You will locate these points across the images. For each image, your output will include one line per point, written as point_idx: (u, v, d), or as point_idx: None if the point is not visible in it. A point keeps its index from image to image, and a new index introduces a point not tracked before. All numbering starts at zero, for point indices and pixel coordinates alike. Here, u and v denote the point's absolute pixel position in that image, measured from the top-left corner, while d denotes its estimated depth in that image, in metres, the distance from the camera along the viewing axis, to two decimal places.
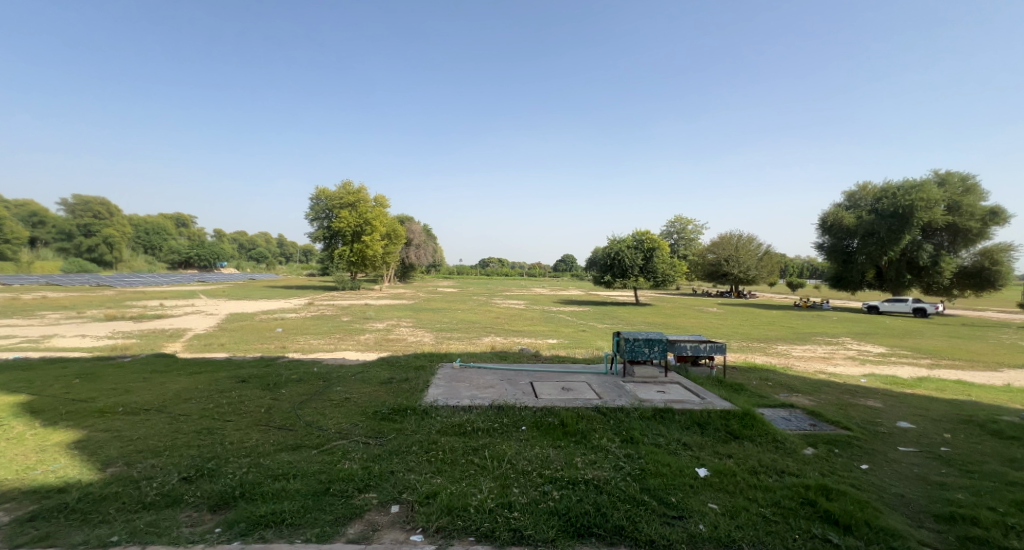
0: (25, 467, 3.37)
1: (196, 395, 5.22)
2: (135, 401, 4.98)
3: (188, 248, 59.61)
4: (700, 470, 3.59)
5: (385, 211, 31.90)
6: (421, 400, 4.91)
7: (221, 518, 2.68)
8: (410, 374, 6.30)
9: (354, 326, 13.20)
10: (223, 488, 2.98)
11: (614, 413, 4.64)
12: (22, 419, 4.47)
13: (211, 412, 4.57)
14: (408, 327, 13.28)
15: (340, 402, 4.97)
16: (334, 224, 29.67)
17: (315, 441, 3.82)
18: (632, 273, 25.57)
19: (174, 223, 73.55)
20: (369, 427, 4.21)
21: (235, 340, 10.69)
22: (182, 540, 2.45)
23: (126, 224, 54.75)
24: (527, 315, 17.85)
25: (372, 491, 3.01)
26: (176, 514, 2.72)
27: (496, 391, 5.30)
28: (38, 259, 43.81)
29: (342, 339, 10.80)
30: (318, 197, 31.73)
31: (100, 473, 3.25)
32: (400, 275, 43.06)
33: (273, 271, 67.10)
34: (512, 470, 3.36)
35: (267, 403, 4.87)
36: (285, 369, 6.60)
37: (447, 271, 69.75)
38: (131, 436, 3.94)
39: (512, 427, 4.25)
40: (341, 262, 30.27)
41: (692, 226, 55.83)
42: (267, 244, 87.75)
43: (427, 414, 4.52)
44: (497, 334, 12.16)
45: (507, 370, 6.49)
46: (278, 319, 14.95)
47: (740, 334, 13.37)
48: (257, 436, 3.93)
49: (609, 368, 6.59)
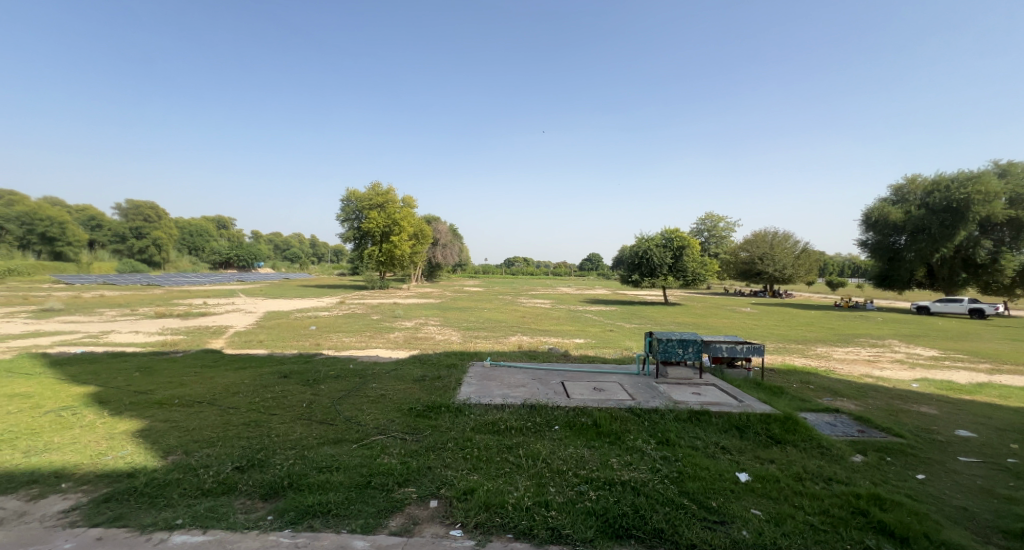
0: (97, 453, 3.65)
1: (243, 389, 5.50)
2: (189, 394, 5.30)
3: (229, 249, 62.64)
4: (741, 474, 3.49)
5: (413, 211, 32.46)
6: (455, 398, 4.99)
7: (272, 507, 2.82)
8: (442, 372, 6.41)
9: (384, 325, 13.53)
10: (272, 477, 3.14)
11: (649, 415, 4.57)
12: (91, 409, 4.83)
13: (257, 405, 4.80)
14: (436, 325, 13.47)
15: (376, 399, 5.11)
16: (364, 225, 30.42)
17: (355, 436, 3.96)
18: (660, 272, 25.03)
19: (216, 225, 77.24)
20: (405, 423, 4.32)
21: (273, 337, 11.17)
22: (238, 526, 2.60)
23: (172, 227, 58.11)
24: (554, 314, 17.76)
25: (412, 485, 3.09)
26: (231, 501, 2.88)
27: (527, 390, 5.32)
28: (96, 261, 47.24)
29: (372, 337, 11.09)
30: (349, 199, 32.63)
31: (162, 460, 3.49)
32: (427, 274, 43.76)
33: (307, 271, 69.59)
34: (548, 469, 3.37)
35: (308, 398, 5.07)
36: (323, 365, 6.86)
37: (473, 270, 70.35)
38: (188, 426, 4.19)
39: (545, 427, 4.26)
40: (371, 262, 31.03)
41: (723, 223, 54.08)
42: (302, 245, 91.04)
43: (461, 412, 4.60)
44: (524, 333, 12.16)
45: (538, 369, 6.50)
46: (312, 318, 15.49)
47: (776, 335, 12.88)
48: (300, 429, 4.10)
49: (641, 368, 6.49)
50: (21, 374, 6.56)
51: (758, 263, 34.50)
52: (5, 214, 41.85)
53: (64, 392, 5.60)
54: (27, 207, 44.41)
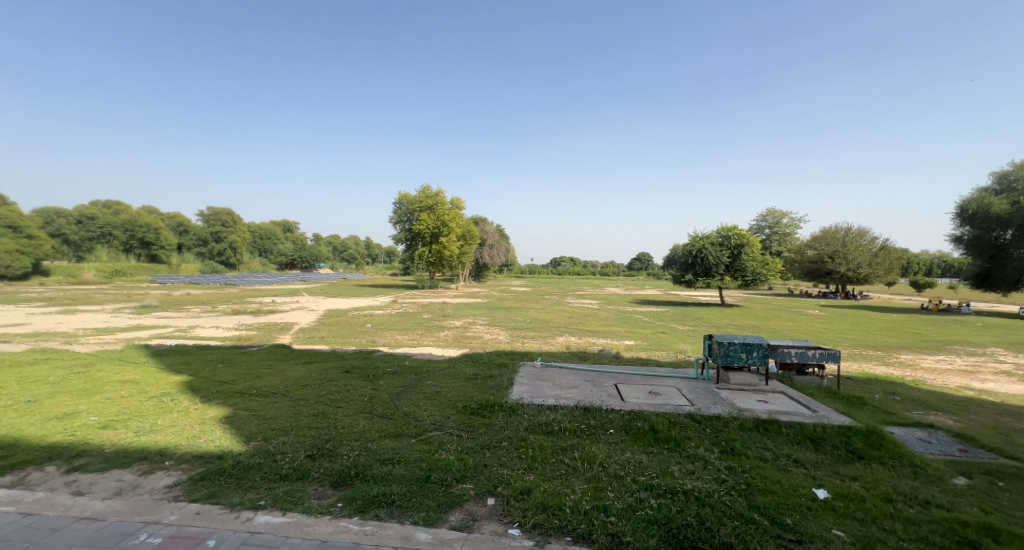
0: (191, 436, 4.05)
1: (311, 382, 5.88)
2: (264, 385, 5.75)
3: (294, 251, 67.24)
4: (819, 491, 3.25)
5: (461, 213, 33.10)
6: (508, 397, 5.04)
7: (341, 495, 3.00)
8: (494, 371, 6.50)
9: (434, 323, 13.92)
10: (340, 467, 3.33)
11: (711, 422, 4.37)
12: (185, 396, 5.38)
13: (323, 398, 5.12)
14: (484, 325, 13.66)
15: (432, 395, 5.28)
16: (415, 227, 31.43)
17: (414, 431, 4.11)
18: (716, 272, 23.81)
19: (282, 229, 83.12)
20: (461, 420, 4.42)
21: (333, 334, 11.83)
22: (313, 510, 2.79)
23: (246, 231, 63.31)
24: (602, 315, 17.44)
25: (469, 482, 3.16)
26: (306, 487, 3.10)
27: (580, 392, 5.26)
28: (182, 262, 52.56)
29: (424, 335, 11.45)
30: (401, 202, 33.86)
31: (245, 445, 3.81)
32: (475, 274, 44.50)
33: (363, 271, 73.17)
34: (605, 474, 3.32)
35: (369, 393, 5.33)
36: (381, 362, 7.18)
37: (521, 270, 70.70)
38: (265, 415, 4.55)
39: (600, 430, 4.20)
40: (421, 263, 32.02)
41: (787, 219, 50.56)
42: (359, 247, 95.80)
43: (514, 411, 4.64)
44: (573, 334, 12.05)
45: (591, 371, 6.42)
46: (368, 316, 16.26)
47: (850, 341, 11.84)
48: (363, 422, 4.32)
49: (701, 373, 6.21)
50: (127, 362, 7.44)
51: (828, 261, 31.91)
52: (111, 222, 47.75)
53: (163, 379, 6.29)
54: (128, 215, 50.34)
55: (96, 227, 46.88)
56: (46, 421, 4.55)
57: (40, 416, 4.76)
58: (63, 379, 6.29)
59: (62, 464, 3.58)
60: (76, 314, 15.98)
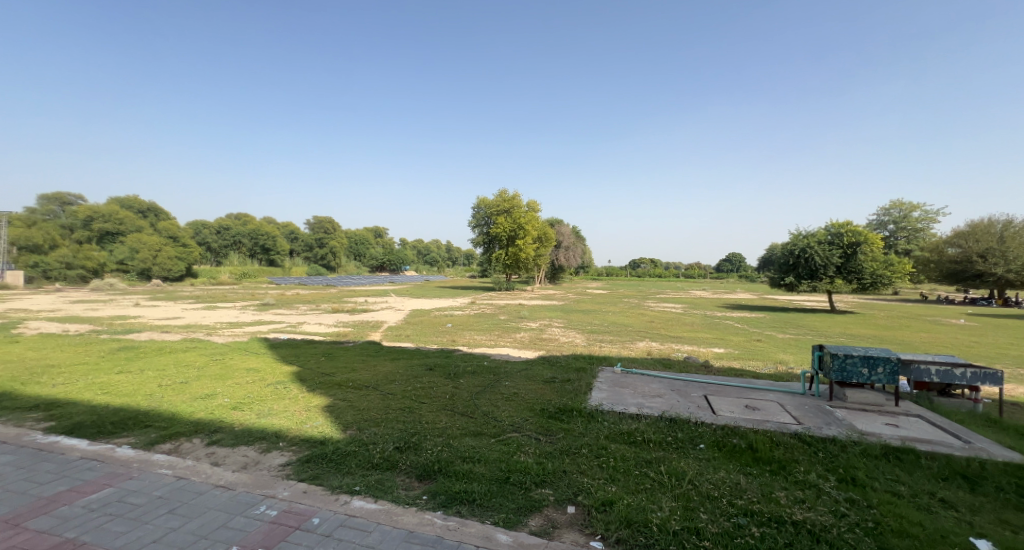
0: (299, 421, 4.53)
1: (398, 377, 6.27)
2: (359, 378, 6.25)
3: (384, 255, 72.49)
4: (975, 540, 2.73)
5: (537, 215, 33.30)
6: (587, 403, 4.96)
7: (426, 488, 3.15)
8: (572, 375, 6.44)
9: (511, 325, 14.14)
10: (426, 460, 3.51)
11: (823, 446, 3.90)
12: (295, 384, 6.04)
13: (409, 393, 5.43)
14: (560, 327, 13.57)
15: (510, 396, 5.35)
16: (492, 231, 32.22)
17: (493, 431, 4.20)
18: (824, 274, 21.33)
19: (374, 235, 90.06)
20: (539, 423, 4.43)
21: (418, 332, 12.52)
22: (401, 500, 2.97)
23: (343, 237, 69.63)
24: (687, 319, 16.44)
25: (548, 487, 3.15)
26: (394, 477, 3.31)
27: (666, 402, 5.01)
28: (292, 265, 59.32)
29: (501, 336, 11.66)
30: (478, 206, 34.93)
31: (342, 433, 4.16)
32: (551, 276, 44.55)
33: (445, 273, 76.65)
34: (695, 492, 3.12)
35: (450, 391, 5.55)
36: (462, 361, 7.44)
37: (598, 272, 69.29)
38: (360, 407, 4.94)
39: (689, 444, 3.94)
40: (498, 265, 32.76)
41: (920, 213, 43.73)
42: (441, 250, 100.64)
43: (593, 418, 4.55)
44: (655, 339, 11.51)
45: (676, 379, 6.09)
46: (449, 316, 16.97)
47: (1002, 358, 9.89)
48: (445, 419, 4.51)
49: (810, 389, 5.58)
50: (251, 353, 8.56)
51: (975, 262, 27.04)
52: (241, 231, 57.10)
53: (278, 369, 7.14)
54: (253, 225, 58.81)
55: (230, 237, 56.88)
56: (192, 400, 5.39)
57: (188, 394, 5.65)
58: (203, 365, 7.41)
59: (202, 438, 4.20)
60: (212, 310, 18.80)
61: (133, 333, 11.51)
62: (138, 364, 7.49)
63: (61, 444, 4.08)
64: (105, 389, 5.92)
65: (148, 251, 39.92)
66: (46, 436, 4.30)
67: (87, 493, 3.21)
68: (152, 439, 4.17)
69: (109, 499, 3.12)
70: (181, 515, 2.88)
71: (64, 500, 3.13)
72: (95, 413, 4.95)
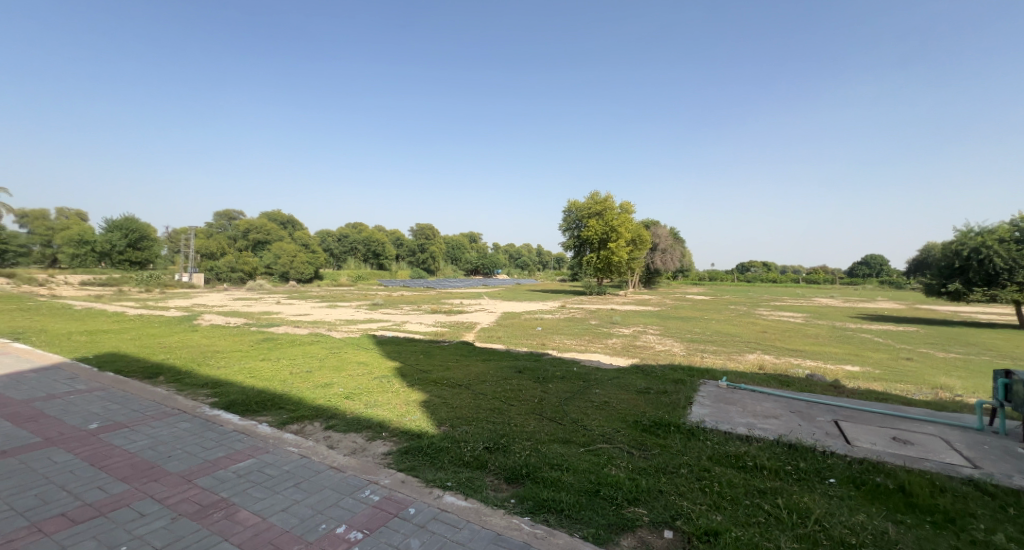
0: (400, 414, 4.86)
1: (490, 378, 6.43)
2: (453, 377, 6.53)
3: (478, 259, 75.48)
4: None
5: (630, 217, 32.12)
6: (686, 419, 4.60)
7: (514, 491, 3.16)
8: (669, 386, 6.05)
9: (603, 330, 13.75)
10: (514, 463, 3.53)
11: (1008, 499, 3.13)
12: (397, 379, 6.52)
13: (500, 395, 5.53)
14: (656, 334, 12.86)
15: (601, 405, 5.18)
16: (584, 234, 31.80)
17: (582, 439, 4.09)
18: (1007, 280, 17.43)
19: (469, 240, 94.23)
20: (632, 436, 4.21)
21: (508, 335, 12.77)
22: (490, 501, 3.01)
23: (442, 242, 73.93)
24: (808, 331, 14.50)
25: (642, 507, 2.97)
26: (484, 477, 3.37)
27: (782, 425, 4.45)
28: (397, 269, 64.52)
29: (592, 342, 11.39)
30: (569, 209, 34.74)
31: (437, 429, 4.37)
32: (646, 281, 42.62)
33: (536, 277, 77.37)
34: (821, 535, 2.70)
35: (539, 395, 5.54)
36: (551, 365, 7.40)
37: (700, 277, 64.60)
38: (454, 404, 5.15)
39: (812, 477, 3.45)
40: (589, 269, 32.23)
41: None
42: (532, 253, 101.91)
43: (694, 436, 4.20)
44: (768, 352, 10.32)
45: (795, 400, 5.38)
46: (539, 319, 17.06)
47: None
48: (534, 423, 4.50)
49: (985, 423, 4.54)
50: (362, 348, 9.44)
51: None
52: (357, 239, 64.00)
53: (383, 364, 7.76)
54: (366, 233, 65.55)
55: (348, 243, 64.07)
56: (314, 387, 6.09)
57: (311, 382, 6.40)
58: (324, 357, 8.35)
59: (321, 422, 4.71)
60: (332, 309, 21.18)
61: (272, 326, 13.41)
62: (274, 353, 8.69)
63: (218, 416, 4.88)
64: (250, 373, 6.96)
65: (287, 258, 46.28)
66: (209, 409, 5.17)
67: (236, 461, 3.78)
68: (284, 419, 4.79)
69: (251, 468, 3.64)
70: (303, 489, 3.25)
71: (220, 465, 3.72)
72: (242, 393, 5.84)
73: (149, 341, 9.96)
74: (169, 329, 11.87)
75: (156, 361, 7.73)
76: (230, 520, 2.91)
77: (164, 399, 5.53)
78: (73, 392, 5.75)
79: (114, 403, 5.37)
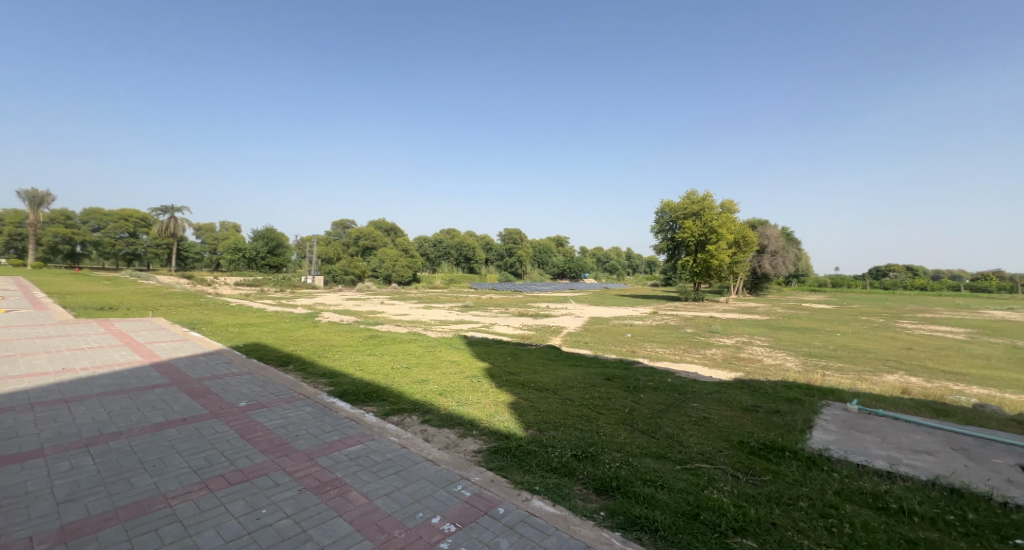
0: (490, 413, 4.98)
1: (577, 384, 6.32)
2: (540, 381, 6.54)
3: (565, 263, 75.14)
4: None
5: (733, 216, 29.60)
6: (805, 446, 4.08)
7: (604, 504, 3.06)
8: (780, 406, 5.42)
9: (700, 339, 12.80)
10: (603, 474, 3.42)
11: None
12: (487, 379, 6.71)
13: (588, 402, 5.41)
14: (763, 346, 11.63)
15: (699, 421, 4.81)
16: (678, 235, 30.04)
17: (679, 456, 3.83)
18: None
19: (556, 243, 94.13)
20: (737, 458, 3.84)
21: (596, 340, 12.46)
22: (578, 511, 2.94)
23: (529, 246, 74.94)
24: (968, 350, 12.00)
25: (750, 539, 2.68)
26: (572, 485, 3.31)
27: (938, 464, 3.72)
28: (486, 273, 66.76)
29: (688, 351, 10.66)
30: (662, 210, 33.14)
31: (525, 432, 4.39)
32: (751, 286, 38.88)
33: (625, 281, 74.76)
34: None
35: (630, 405, 5.32)
36: (643, 375, 7.06)
37: (816, 283, 57.28)
38: (541, 408, 5.15)
39: (982, 532, 2.82)
40: (685, 273, 30.32)
41: None
42: (621, 257, 98.72)
43: (816, 467, 3.70)
44: (908, 372, 8.77)
45: (957, 435, 4.47)
46: (629, 326, 16.42)
47: None
48: (625, 434, 4.32)
49: None
50: (454, 348, 9.89)
51: None
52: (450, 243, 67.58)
53: (474, 364, 8.05)
54: (458, 238, 69.12)
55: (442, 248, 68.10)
56: (412, 383, 6.51)
57: (410, 378, 6.86)
58: (421, 354, 8.91)
59: (419, 416, 5.01)
60: (429, 309, 22.57)
61: (377, 325, 14.68)
62: (379, 349, 9.47)
63: (334, 403, 5.45)
64: (358, 367, 7.67)
65: (389, 263, 50.69)
66: (327, 396, 5.80)
67: (347, 445, 4.18)
68: (387, 411, 5.18)
69: (360, 453, 4.00)
70: (403, 477, 3.48)
71: (335, 447, 4.14)
72: (351, 384, 6.45)
73: (280, 334, 11.50)
74: (295, 324, 13.59)
75: (285, 352, 8.89)
76: (343, 497, 3.21)
77: (293, 385, 6.33)
78: (225, 375, 6.84)
79: (255, 386, 6.27)
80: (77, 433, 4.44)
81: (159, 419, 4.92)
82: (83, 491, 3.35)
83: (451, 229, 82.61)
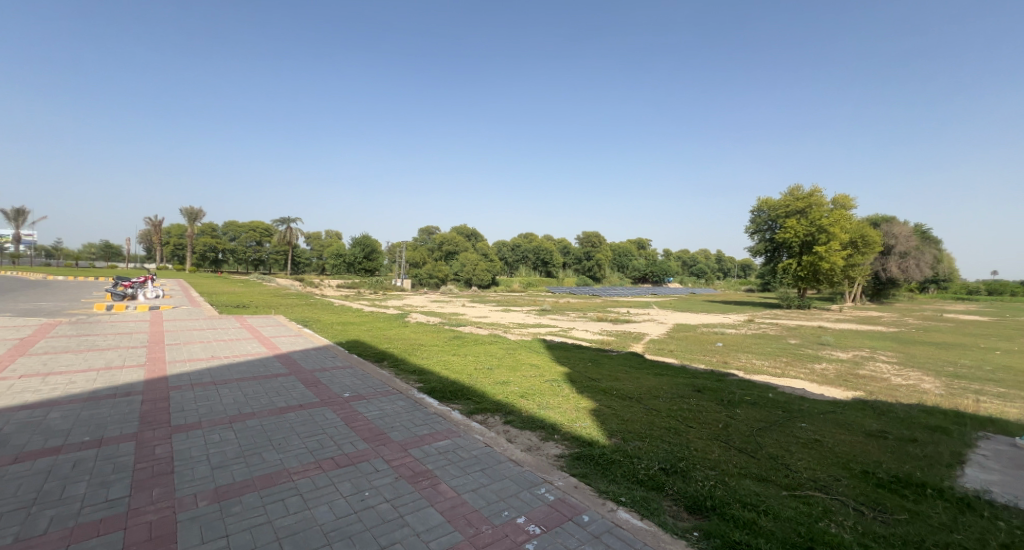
0: (571, 419, 4.93)
1: (663, 394, 6.03)
2: (624, 388, 6.34)
3: (646, 267, 72.21)
4: None
5: (848, 213, 26.32)
6: (949, 486, 3.48)
7: (698, 524, 2.87)
8: (914, 434, 4.69)
9: (807, 352, 11.50)
10: (695, 492, 3.21)
11: None
12: (568, 384, 6.64)
13: (676, 413, 5.13)
14: (887, 363, 10.13)
15: (808, 443, 4.33)
16: (779, 236, 27.47)
17: (784, 481, 3.48)
18: None
19: (637, 247, 90.90)
20: (859, 490, 3.38)
21: (684, 349, 11.78)
22: (669, 528, 2.80)
23: (608, 250, 73.17)
24: None
25: None
26: (661, 500, 3.16)
27: None
28: (564, 276, 66.58)
29: (792, 364, 9.64)
30: (760, 209, 30.63)
31: (609, 440, 4.28)
32: (869, 293, 34.13)
33: (714, 286, 69.81)
34: None
35: (723, 419, 4.94)
36: (739, 388, 6.52)
37: (955, 291, 48.69)
38: (625, 417, 4.98)
39: None
40: (786, 277, 27.57)
41: None
42: (709, 260, 92.39)
43: (966, 513, 3.13)
44: None
45: None
46: (721, 334, 15.28)
47: None
48: (719, 451, 4.02)
49: None
50: (534, 351, 9.94)
51: None
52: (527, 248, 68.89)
53: (554, 368, 8.02)
54: (536, 242, 69.92)
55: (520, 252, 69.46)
56: (494, 384, 6.67)
57: (492, 379, 7.02)
58: (502, 356, 9.08)
59: (502, 416, 5.11)
60: (508, 313, 22.99)
61: (460, 326, 15.28)
62: (463, 350, 9.84)
63: (424, 399, 5.76)
64: (444, 366, 8.03)
65: (470, 267, 52.77)
66: (417, 392, 6.16)
67: (436, 439, 4.40)
68: (472, 409, 5.36)
69: (449, 448, 4.18)
70: (489, 475, 3.57)
71: (426, 440, 4.38)
72: (438, 382, 6.78)
73: (375, 332, 12.45)
74: (388, 324, 14.63)
75: (379, 349, 9.60)
76: (434, 489, 3.38)
77: (387, 380, 6.81)
78: (331, 368, 7.56)
79: (355, 379, 6.86)
80: (222, 411, 5.21)
81: (281, 403, 5.59)
82: (228, 461, 3.92)
83: (528, 234, 83.78)
